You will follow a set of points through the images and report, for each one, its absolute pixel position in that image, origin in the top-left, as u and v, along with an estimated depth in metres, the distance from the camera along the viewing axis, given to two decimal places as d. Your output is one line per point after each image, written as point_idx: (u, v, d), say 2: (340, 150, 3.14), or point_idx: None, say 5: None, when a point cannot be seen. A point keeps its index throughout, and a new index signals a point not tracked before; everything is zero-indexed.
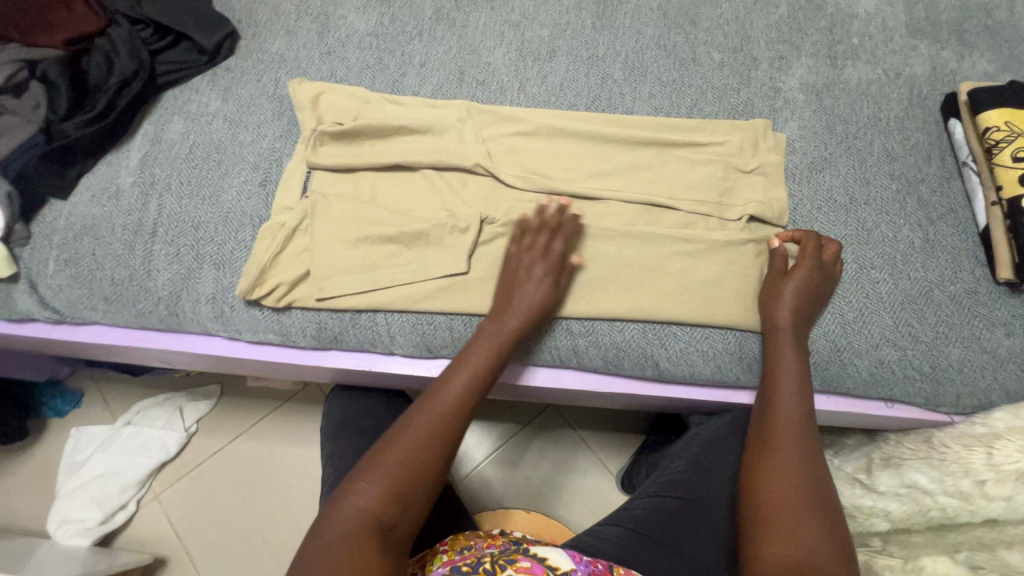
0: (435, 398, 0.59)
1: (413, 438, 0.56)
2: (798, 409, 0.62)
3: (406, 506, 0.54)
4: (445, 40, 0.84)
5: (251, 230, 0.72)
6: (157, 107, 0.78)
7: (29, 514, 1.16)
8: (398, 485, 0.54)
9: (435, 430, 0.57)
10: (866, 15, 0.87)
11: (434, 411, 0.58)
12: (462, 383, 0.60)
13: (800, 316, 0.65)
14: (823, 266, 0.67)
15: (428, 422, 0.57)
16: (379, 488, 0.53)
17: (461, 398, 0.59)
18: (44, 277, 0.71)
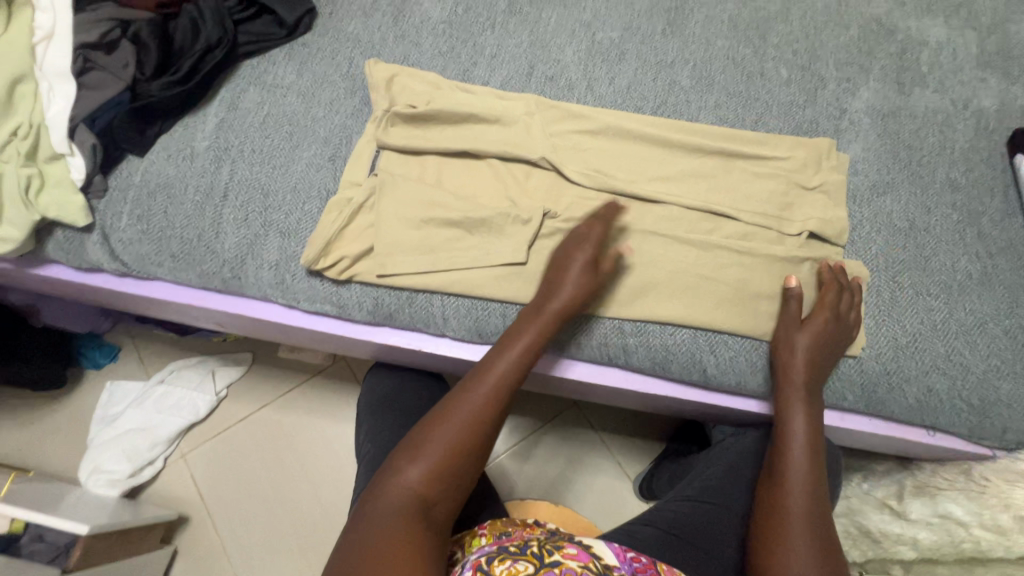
0: (467, 387, 0.61)
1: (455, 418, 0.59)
2: (806, 446, 0.65)
3: (452, 481, 0.57)
4: (516, 34, 0.86)
5: (318, 203, 0.74)
6: (235, 75, 0.80)
7: (60, 461, 1.19)
8: (443, 461, 0.56)
9: (472, 416, 0.59)
10: (936, 43, 0.87)
11: (468, 399, 0.60)
12: (500, 371, 0.62)
13: (815, 366, 0.66)
14: (840, 316, 0.67)
15: (465, 410, 0.59)
16: (424, 468, 0.56)
17: (499, 376, 0.62)
18: (116, 230, 0.73)
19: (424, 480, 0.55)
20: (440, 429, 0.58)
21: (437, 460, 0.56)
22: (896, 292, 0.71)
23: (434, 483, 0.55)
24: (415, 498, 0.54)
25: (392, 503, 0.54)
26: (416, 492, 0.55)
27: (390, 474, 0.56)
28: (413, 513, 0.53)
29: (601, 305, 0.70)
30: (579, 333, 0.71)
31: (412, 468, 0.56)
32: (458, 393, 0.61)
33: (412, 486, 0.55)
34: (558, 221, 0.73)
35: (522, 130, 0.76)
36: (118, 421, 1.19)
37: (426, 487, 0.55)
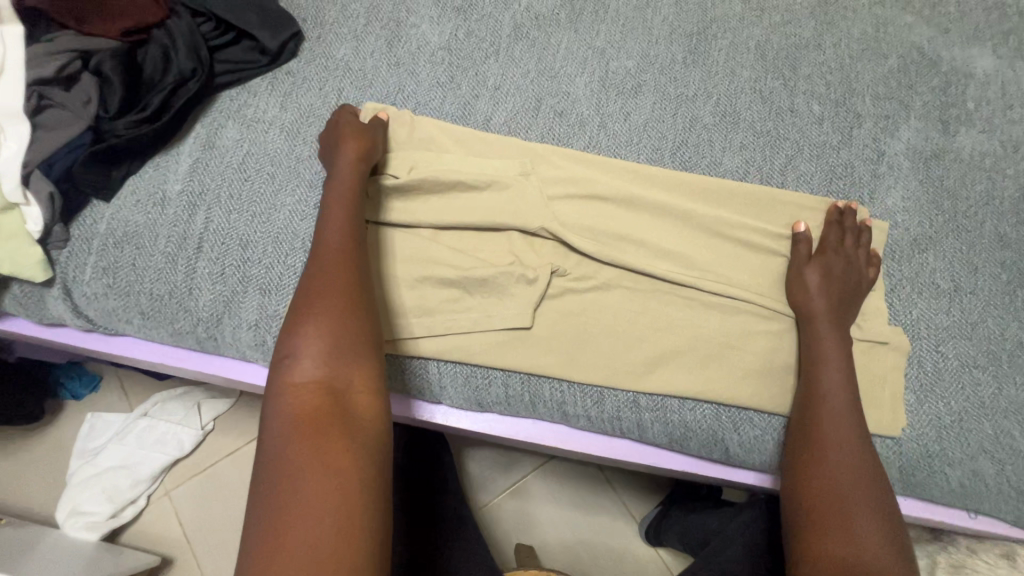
0: (323, 266, 0.58)
1: (325, 299, 0.55)
2: (844, 394, 0.59)
3: (349, 361, 0.53)
4: (523, 62, 0.78)
5: (302, 255, 0.67)
6: (212, 108, 0.73)
7: (39, 498, 1.13)
8: (333, 345, 0.53)
9: (332, 295, 0.56)
10: (983, 76, 0.79)
11: (324, 284, 0.56)
12: (334, 253, 0.58)
13: (834, 296, 0.63)
14: (852, 281, 0.65)
15: (319, 294, 0.56)
16: (311, 356, 0.53)
17: (335, 250, 0.59)
18: (79, 284, 0.67)
19: (315, 369, 0.52)
20: (308, 314, 0.55)
21: (321, 349, 0.53)
22: (940, 363, 0.65)
23: (328, 369, 0.52)
24: (310, 391, 0.51)
25: (287, 403, 0.50)
26: (316, 385, 0.51)
27: (279, 372, 0.52)
28: (314, 409, 0.50)
29: (614, 376, 0.64)
30: (588, 405, 0.64)
31: (300, 360, 0.53)
32: (307, 280, 0.57)
33: (301, 378, 0.51)
34: (567, 279, 0.66)
35: (528, 180, 0.69)
36: (99, 457, 1.13)
37: (318, 376, 0.52)
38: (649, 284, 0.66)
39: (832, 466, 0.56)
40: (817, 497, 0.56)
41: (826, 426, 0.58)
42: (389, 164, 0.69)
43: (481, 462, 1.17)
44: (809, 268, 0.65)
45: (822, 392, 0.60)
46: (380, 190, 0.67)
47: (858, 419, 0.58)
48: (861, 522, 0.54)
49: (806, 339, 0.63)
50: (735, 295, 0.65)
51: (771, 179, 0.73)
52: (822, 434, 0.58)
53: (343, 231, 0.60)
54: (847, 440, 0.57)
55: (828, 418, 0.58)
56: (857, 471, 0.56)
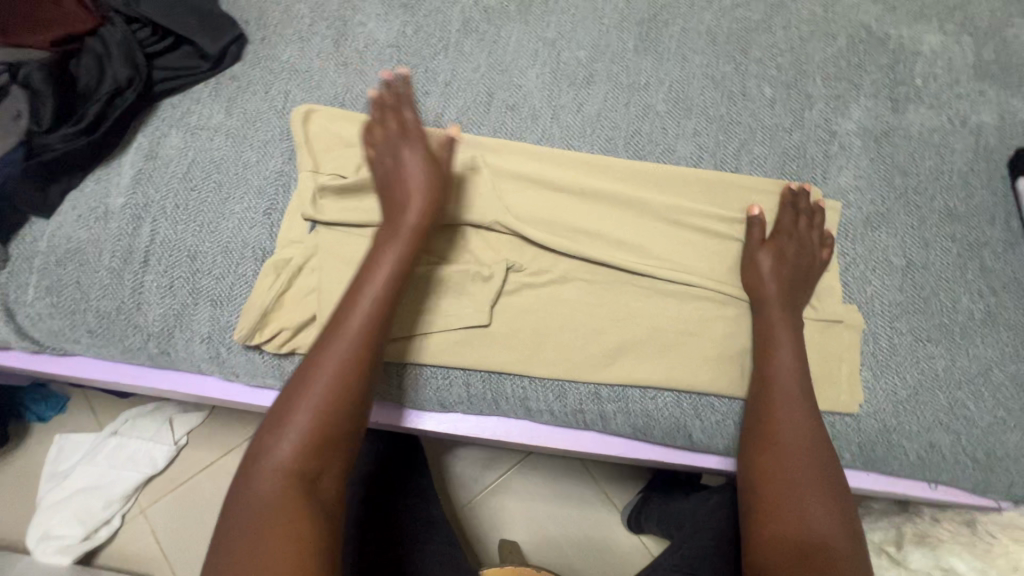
0: (320, 354, 0.55)
1: (314, 380, 0.53)
2: (797, 378, 0.60)
3: (326, 446, 0.52)
4: (473, 57, 0.77)
5: (253, 264, 0.66)
6: (153, 117, 0.71)
7: (8, 524, 1.11)
8: (315, 428, 0.52)
9: (335, 387, 0.53)
10: (931, 52, 0.80)
11: (332, 369, 0.54)
12: (346, 338, 0.55)
13: (784, 280, 0.64)
14: (804, 263, 0.66)
15: (324, 381, 0.53)
16: (292, 440, 0.51)
17: (351, 345, 0.55)
18: (23, 304, 0.65)
19: (294, 452, 0.50)
20: (307, 394, 0.53)
21: (304, 431, 0.51)
22: (894, 339, 0.66)
23: (307, 452, 0.51)
24: (288, 475, 0.49)
25: (259, 484, 0.49)
26: (294, 467, 0.50)
27: (262, 445, 0.51)
28: (289, 494, 0.48)
29: (574, 369, 0.64)
30: (550, 399, 0.64)
31: (280, 442, 0.51)
32: (312, 356, 0.55)
33: (280, 459, 0.50)
34: (524, 274, 0.66)
35: (481, 176, 0.68)
36: (69, 479, 1.10)
37: (297, 460, 0.50)
38: (607, 275, 0.66)
39: (787, 448, 0.57)
40: (768, 492, 0.56)
41: (781, 426, 0.58)
42: (339, 166, 0.67)
43: (461, 461, 1.17)
44: (761, 253, 0.66)
45: (777, 392, 0.60)
46: (331, 193, 0.66)
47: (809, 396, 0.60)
48: (815, 505, 0.55)
49: (756, 321, 0.64)
50: (692, 282, 0.65)
51: (725, 164, 0.73)
52: (777, 419, 0.59)
53: (371, 317, 0.56)
54: (799, 425, 0.58)
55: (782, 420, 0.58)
56: (813, 470, 0.56)
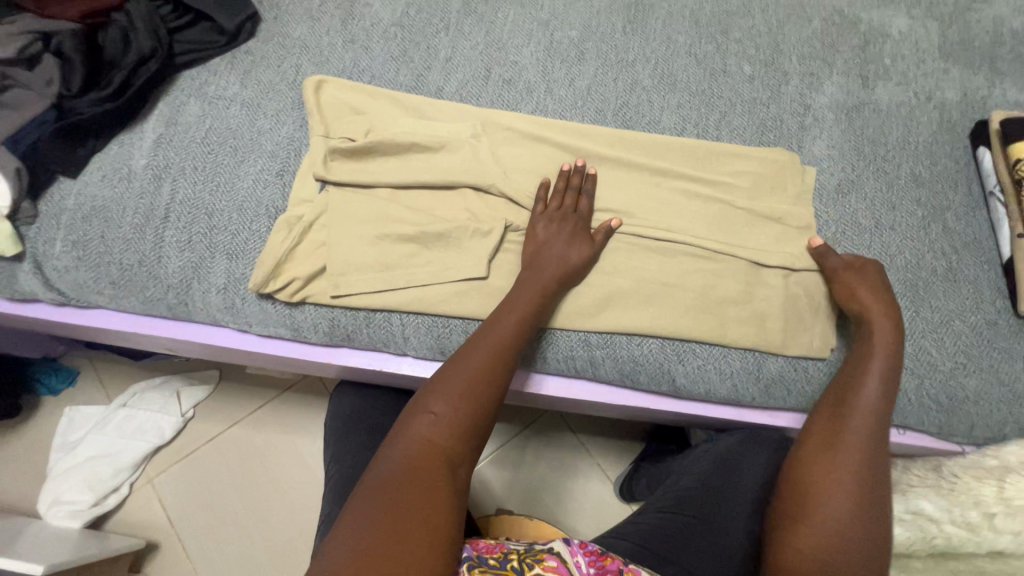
0: (487, 338, 0.61)
1: (472, 362, 0.59)
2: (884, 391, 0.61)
3: (466, 433, 0.55)
4: (472, 36, 0.82)
5: (267, 221, 0.71)
6: (173, 87, 0.76)
7: (19, 492, 1.14)
8: (462, 409, 0.56)
9: (482, 378, 0.58)
10: (899, 34, 0.86)
11: (474, 365, 0.58)
12: (497, 339, 0.61)
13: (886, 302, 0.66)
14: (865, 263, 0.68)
15: (463, 373, 0.58)
16: (436, 416, 0.55)
17: (512, 329, 0.62)
18: (50, 258, 0.69)
19: (441, 432, 0.54)
20: (443, 387, 0.57)
21: (456, 415, 0.55)
22: None
23: (448, 429, 0.55)
24: (424, 451, 0.53)
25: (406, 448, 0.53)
26: (434, 446, 0.54)
27: (403, 426, 0.56)
28: (425, 465, 0.52)
29: (566, 319, 0.69)
30: (544, 347, 0.69)
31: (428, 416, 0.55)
32: (463, 356, 0.60)
33: (423, 436, 0.54)
34: (519, 233, 0.71)
35: (479, 142, 0.74)
36: (78, 448, 1.14)
37: (438, 437, 0.54)
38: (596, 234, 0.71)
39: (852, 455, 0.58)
40: (840, 441, 0.59)
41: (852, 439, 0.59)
42: (348, 131, 0.73)
43: None
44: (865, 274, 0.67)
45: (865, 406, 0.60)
46: (340, 156, 0.71)
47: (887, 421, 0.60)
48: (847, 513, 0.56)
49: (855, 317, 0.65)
50: (675, 239, 0.71)
51: (707, 134, 0.78)
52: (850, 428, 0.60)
53: (515, 327, 0.62)
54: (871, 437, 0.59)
55: (860, 384, 0.61)
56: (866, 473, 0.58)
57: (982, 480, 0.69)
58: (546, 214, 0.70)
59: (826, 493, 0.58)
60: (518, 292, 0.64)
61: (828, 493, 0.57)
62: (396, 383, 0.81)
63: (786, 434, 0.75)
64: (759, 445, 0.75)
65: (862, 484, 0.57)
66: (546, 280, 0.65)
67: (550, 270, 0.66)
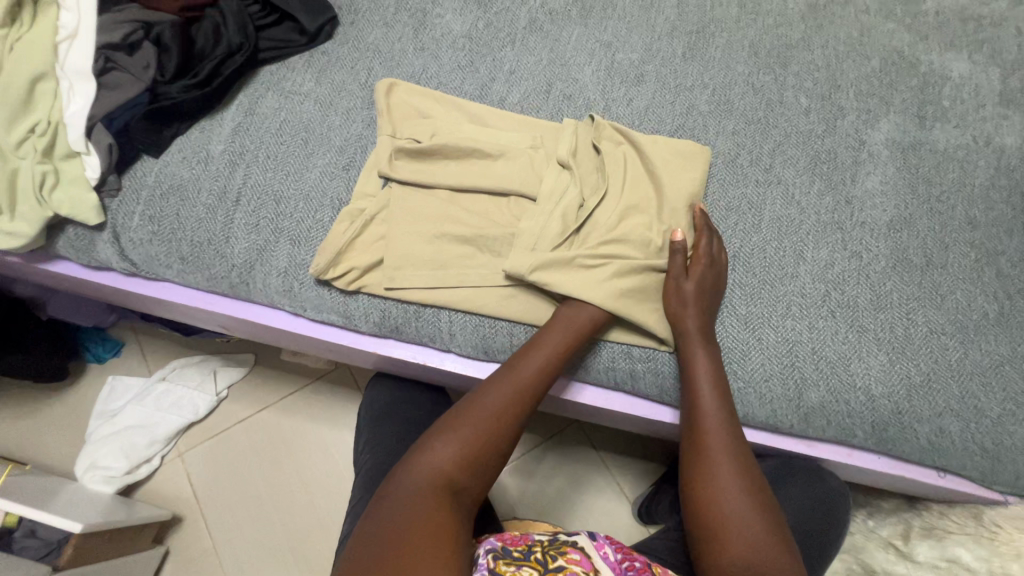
0: (508, 378, 0.64)
1: (490, 402, 0.62)
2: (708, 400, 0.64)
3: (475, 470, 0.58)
4: (536, 51, 0.86)
5: (330, 211, 0.74)
6: (254, 80, 0.81)
7: (58, 454, 1.18)
8: (475, 448, 0.59)
9: (504, 415, 0.61)
10: (959, 78, 0.86)
11: (499, 403, 0.62)
12: (518, 378, 0.64)
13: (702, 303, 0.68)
14: (716, 259, 0.70)
15: (487, 408, 0.61)
16: (448, 449, 0.58)
17: (534, 371, 0.64)
18: (127, 230, 0.73)
19: (452, 465, 0.57)
20: (467, 420, 0.60)
21: (468, 451, 0.59)
22: (910, 329, 0.70)
23: (458, 465, 0.58)
24: (433, 479, 0.56)
25: (413, 476, 0.56)
26: (442, 476, 0.57)
27: (417, 455, 0.58)
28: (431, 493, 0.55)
29: (610, 330, 0.70)
30: (586, 355, 0.71)
31: (440, 448, 0.58)
32: (489, 391, 0.63)
33: (435, 466, 0.57)
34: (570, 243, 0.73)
35: (538, 152, 0.76)
36: (117, 417, 1.18)
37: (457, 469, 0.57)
38: (652, 254, 0.72)
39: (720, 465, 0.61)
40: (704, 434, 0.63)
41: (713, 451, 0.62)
42: (413, 132, 0.76)
43: None
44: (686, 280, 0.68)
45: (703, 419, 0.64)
46: (405, 156, 0.74)
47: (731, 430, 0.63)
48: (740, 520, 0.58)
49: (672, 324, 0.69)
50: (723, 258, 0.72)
51: (760, 161, 0.79)
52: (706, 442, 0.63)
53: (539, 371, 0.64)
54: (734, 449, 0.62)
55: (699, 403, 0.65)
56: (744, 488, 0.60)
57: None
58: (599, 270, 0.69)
59: (708, 482, 0.61)
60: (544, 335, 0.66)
61: (715, 486, 0.60)
62: (436, 380, 0.83)
63: (822, 466, 0.75)
64: (792, 473, 0.75)
65: (737, 457, 0.62)
66: (582, 321, 0.67)
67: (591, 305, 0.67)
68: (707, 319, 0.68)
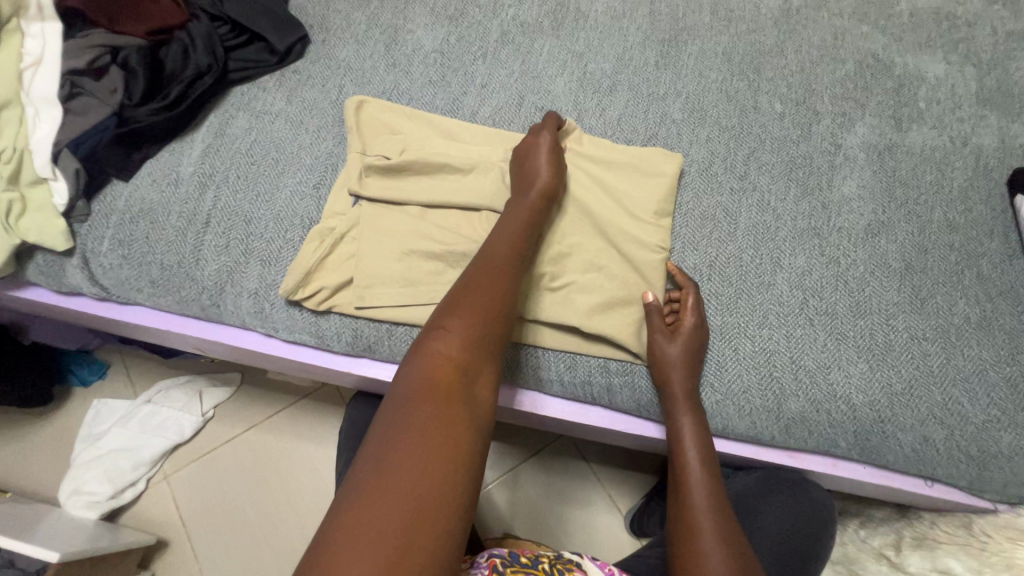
0: (491, 252, 0.63)
1: (484, 272, 0.61)
2: (694, 460, 0.63)
3: (479, 347, 0.57)
4: (508, 64, 0.85)
5: (301, 231, 0.73)
6: (225, 102, 0.81)
7: (42, 480, 1.17)
8: (472, 331, 0.57)
9: (492, 300, 0.59)
10: (934, 79, 0.86)
11: (484, 286, 0.60)
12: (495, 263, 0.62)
13: (688, 368, 0.65)
14: (704, 323, 0.68)
15: (470, 298, 0.59)
16: (451, 335, 0.56)
17: (516, 244, 0.64)
18: (97, 255, 0.73)
19: (456, 347, 0.55)
20: (458, 309, 0.58)
21: (468, 331, 0.57)
22: (890, 335, 0.69)
23: (463, 347, 0.56)
24: (441, 364, 0.54)
25: (425, 367, 0.53)
26: (450, 360, 0.54)
27: (419, 349, 0.55)
28: (445, 379, 0.53)
29: (584, 343, 0.69)
30: (562, 370, 0.70)
31: (441, 334, 0.56)
32: (472, 278, 0.60)
33: (442, 353, 0.55)
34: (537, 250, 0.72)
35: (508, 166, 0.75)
36: (102, 440, 1.17)
37: (456, 355, 0.55)
38: (625, 264, 0.71)
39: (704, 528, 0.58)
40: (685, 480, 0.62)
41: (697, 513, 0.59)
42: (384, 148, 0.76)
43: None
44: (670, 342, 0.65)
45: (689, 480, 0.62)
46: (374, 173, 0.74)
47: (717, 491, 0.61)
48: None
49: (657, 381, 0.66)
50: (695, 262, 0.73)
51: (735, 168, 0.79)
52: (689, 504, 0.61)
53: (513, 251, 0.63)
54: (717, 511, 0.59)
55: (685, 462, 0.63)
56: (731, 552, 0.56)
57: (1015, 540, 0.66)
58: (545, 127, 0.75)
59: (693, 544, 0.57)
60: (508, 221, 0.66)
61: (697, 549, 0.57)
62: None
63: (806, 476, 0.73)
64: (773, 483, 0.73)
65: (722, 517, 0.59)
66: (536, 207, 0.67)
67: (546, 147, 0.72)
68: (695, 385, 0.65)
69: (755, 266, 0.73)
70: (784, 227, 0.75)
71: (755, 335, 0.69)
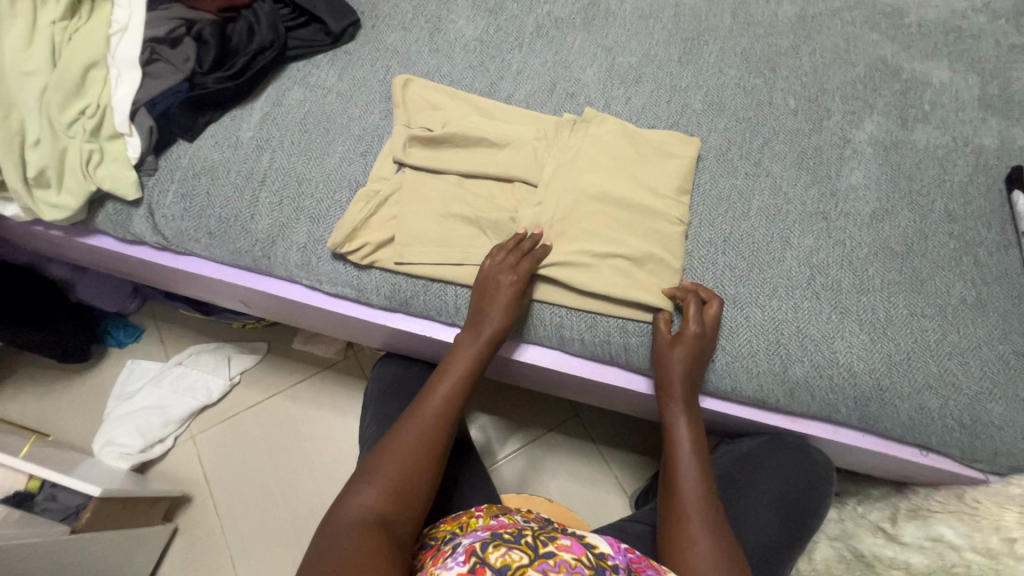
0: (429, 395, 0.67)
1: (419, 416, 0.64)
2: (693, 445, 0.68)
3: (403, 502, 0.59)
4: (542, 54, 0.92)
5: (348, 193, 0.80)
6: (282, 76, 0.88)
7: (76, 433, 1.23)
8: (398, 475, 0.60)
9: (421, 442, 0.62)
10: (939, 84, 0.92)
11: (417, 427, 0.63)
12: (423, 420, 0.64)
13: (689, 367, 0.70)
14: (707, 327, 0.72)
15: (407, 443, 0.62)
16: (377, 484, 0.59)
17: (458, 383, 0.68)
18: (161, 206, 0.80)
19: (381, 495, 0.58)
20: (386, 450, 0.61)
21: (393, 476, 0.59)
22: (891, 311, 0.74)
23: (387, 496, 0.58)
24: (365, 514, 0.56)
25: (349, 515, 0.56)
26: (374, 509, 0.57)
27: (344, 499, 0.58)
28: (368, 526, 0.55)
29: (604, 305, 0.75)
30: (583, 329, 0.75)
31: (367, 484, 0.59)
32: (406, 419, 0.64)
33: (368, 503, 0.57)
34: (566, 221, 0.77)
35: (540, 142, 0.82)
36: (135, 397, 1.23)
37: (379, 503, 0.57)
38: (646, 235, 0.77)
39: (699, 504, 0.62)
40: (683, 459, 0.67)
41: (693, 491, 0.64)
42: (427, 122, 0.82)
43: (484, 428, 1.24)
44: (675, 346, 0.70)
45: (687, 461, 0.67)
46: (417, 143, 0.80)
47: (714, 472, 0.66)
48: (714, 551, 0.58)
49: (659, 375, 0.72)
50: (711, 237, 0.79)
51: (750, 156, 0.85)
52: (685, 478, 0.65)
53: (453, 387, 0.67)
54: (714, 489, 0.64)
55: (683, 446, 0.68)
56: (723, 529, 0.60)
57: (1003, 506, 0.70)
58: (509, 268, 0.71)
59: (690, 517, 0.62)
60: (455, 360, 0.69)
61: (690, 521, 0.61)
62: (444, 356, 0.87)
63: (808, 443, 0.78)
64: (777, 447, 0.78)
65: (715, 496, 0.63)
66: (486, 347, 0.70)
67: (516, 260, 0.72)
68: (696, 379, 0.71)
69: (767, 244, 0.78)
70: (794, 210, 0.81)
71: (764, 304, 0.75)
